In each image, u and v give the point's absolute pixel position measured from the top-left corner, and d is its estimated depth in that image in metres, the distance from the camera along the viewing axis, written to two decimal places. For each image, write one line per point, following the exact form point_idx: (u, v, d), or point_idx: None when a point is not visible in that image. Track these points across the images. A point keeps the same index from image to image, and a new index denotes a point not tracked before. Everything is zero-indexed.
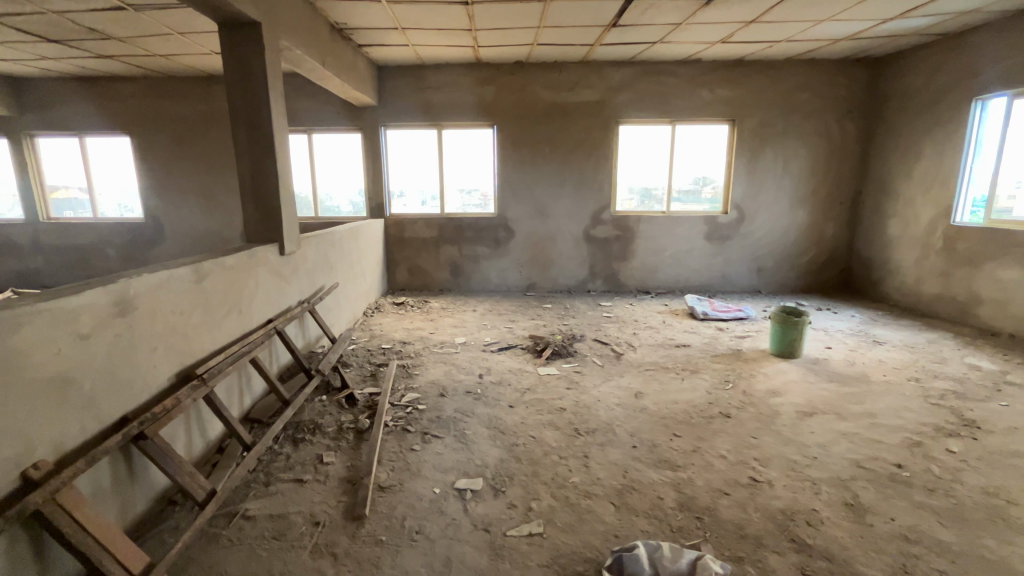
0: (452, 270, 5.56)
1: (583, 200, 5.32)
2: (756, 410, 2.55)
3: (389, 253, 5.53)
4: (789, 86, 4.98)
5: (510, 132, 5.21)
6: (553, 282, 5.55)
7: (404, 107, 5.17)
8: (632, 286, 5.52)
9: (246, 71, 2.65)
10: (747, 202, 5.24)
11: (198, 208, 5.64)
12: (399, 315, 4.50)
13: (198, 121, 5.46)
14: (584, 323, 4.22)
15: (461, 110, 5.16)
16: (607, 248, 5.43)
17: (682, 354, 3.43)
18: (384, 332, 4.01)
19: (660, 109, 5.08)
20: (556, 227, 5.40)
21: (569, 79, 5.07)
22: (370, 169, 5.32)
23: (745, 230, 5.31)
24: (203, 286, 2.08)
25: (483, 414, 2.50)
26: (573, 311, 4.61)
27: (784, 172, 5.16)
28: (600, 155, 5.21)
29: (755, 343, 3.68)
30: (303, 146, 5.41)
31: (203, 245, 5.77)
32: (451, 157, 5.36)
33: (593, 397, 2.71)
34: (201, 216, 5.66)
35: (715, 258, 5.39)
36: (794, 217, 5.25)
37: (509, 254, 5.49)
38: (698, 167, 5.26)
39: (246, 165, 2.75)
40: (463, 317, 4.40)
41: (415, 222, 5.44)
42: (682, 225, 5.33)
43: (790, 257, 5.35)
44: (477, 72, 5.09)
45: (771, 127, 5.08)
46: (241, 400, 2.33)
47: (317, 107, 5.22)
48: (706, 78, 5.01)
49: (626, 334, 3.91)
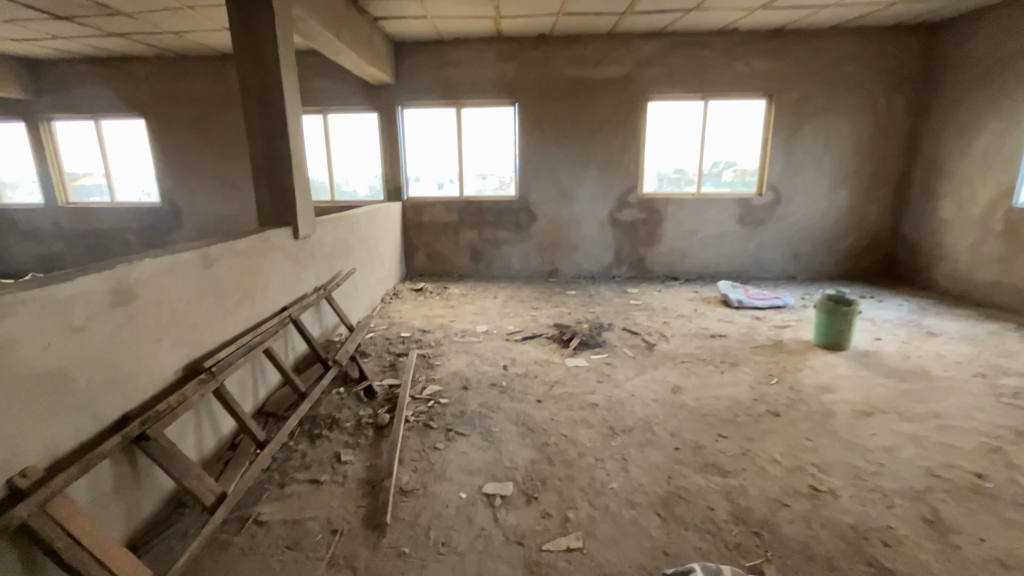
0: (472, 255, 5.38)
1: (608, 181, 5.07)
2: (807, 408, 2.33)
3: (407, 237, 5.37)
4: (834, 57, 4.63)
5: (532, 110, 4.96)
6: (576, 268, 5.34)
7: (422, 85, 4.96)
8: (659, 272, 5.28)
9: (256, 42, 2.47)
10: (784, 183, 4.93)
11: (214, 192, 5.54)
12: (418, 302, 4.35)
13: (212, 102, 5.32)
14: (611, 311, 4.02)
15: (481, 87, 4.93)
16: (633, 232, 5.18)
17: (719, 345, 3.22)
18: (401, 320, 3.86)
19: (692, 84, 4.77)
20: (579, 211, 5.17)
21: (595, 53, 4.78)
22: (387, 150, 5.14)
23: (781, 213, 5.01)
24: (213, 272, 1.93)
25: (509, 410, 2.34)
26: (599, 299, 4.41)
27: (825, 151, 4.83)
28: (627, 134, 4.94)
29: (797, 333, 3.44)
30: (319, 128, 5.24)
31: (221, 230, 5.68)
32: (470, 137, 5.14)
33: (627, 392, 2.52)
34: (217, 200, 5.57)
35: (748, 243, 5.11)
36: (835, 199, 4.93)
37: (530, 238, 5.29)
38: (733, 146, 4.95)
39: (259, 143, 2.59)
40: (484, 304, 4.23)
41: (433, 205, 5.26)
42: (713, 208, 5.05)
43: (829, 241, 5.04)
44: (498, 46, 4.83)
45: (813, 102, 4.74)
46: (256, 392, 2.21)
47: (332, 87, 5.03)
48: (743, 49, 4.68)
49: (657, 323, 3.70)
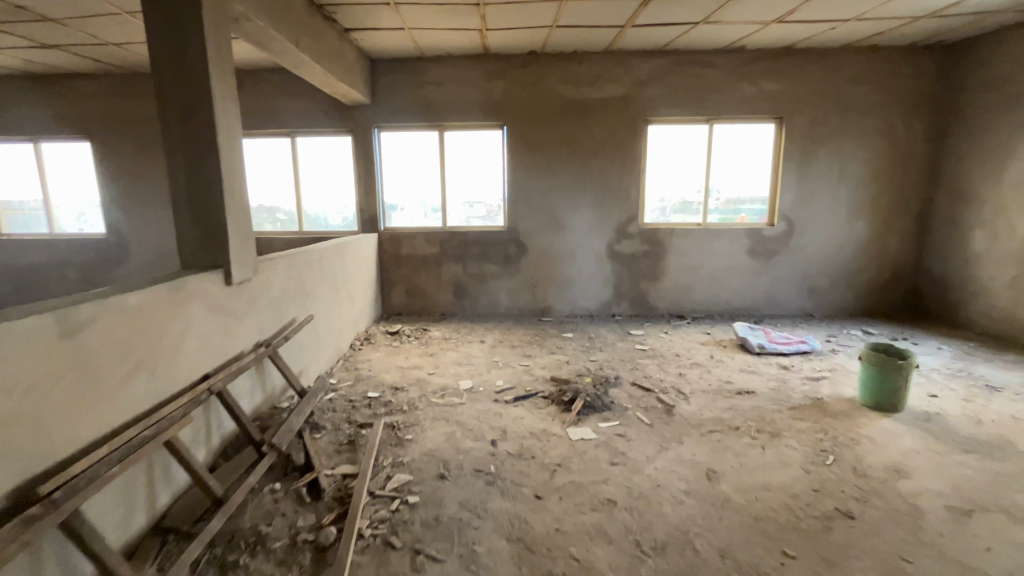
0: (456, 291, 4.84)
1: (606, 210, 4.62)
2: (885, 505, 1.81)
3: (384, 272, 4.82)
4: (847, 78, 4.29)
5: (522, 133, 4.53)
6: (571, 305, 4.81)
7: (401, 106, 4.51)
8: (663, 309, 4.77)
9: (177, 37, 1.95)
10: (797, 212, 4.53)
11: (167, 221, 4.95)
12: (393, 348, 3.78)
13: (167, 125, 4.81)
14: (616, 359, 3.48)
15: (466, 108, 4.50)
16: (634, 265, 4.70)
17: (749, 405, 2.70)
18: (370, 373, 3.27)
19: (696, 107, 4.40)
20: (575, 242, 4.69)
21: (590, 72, 4.40)
22: (362, 177, 4.65)
23: (795, 244, 4.58)
24: (82, 343, 1.37)
25: (499, 513, 1.77)
26: (600, 343, 3.88)
27: (840, 178, 4.45)
28: (626, 159, 4.52)
29: (835, 388, 2.94)
30: (286, 151, 4.73)
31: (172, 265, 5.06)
32: (454, 161, 4.67)
33: (650, 480, 1.97)
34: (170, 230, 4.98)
35: (760, 277, 4.66)
36: (852, 229, 4.53)
37: (520, 273, 4.77)
38: (741, 173, 4.55)
39: (180, 165, 2.04)
40: (469, 351, 3.68)
41: (412, 237, 4.74)
42: (721, 240, 4.61)
43: (847, 275, 4.61)
44: (484, 65, 4.43)
45: (826, 125, 4.38)
46: (152, 501, 1.60)
47: (301, 108, 4.57)
48: (750, 69, 4.33)
49: (671, 375, 3.17)
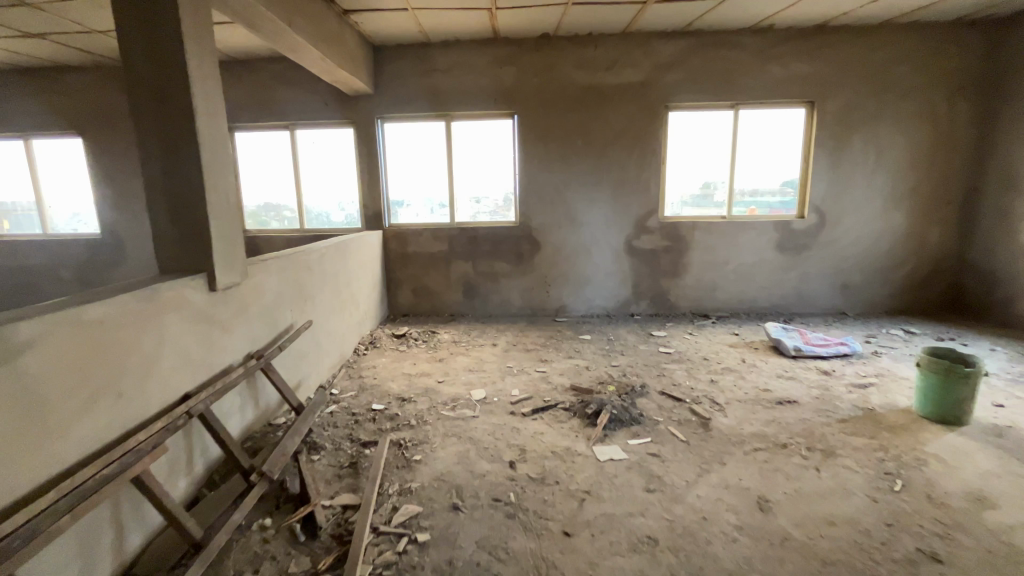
0: (466, 290, 4.59)
1: (624, 203, 4.35)
2: (976, 545, 1.54)
3: (389, 271, 4.59)
4: (886, 57, 3.98)
5: (535, 122, 4.26)
6: (587, 304, 4.55)
7: (406, 95, 4.26)
8: (685, 308, 4.50)
9: (148, 8, 1.70)
10: (829, 203, 4.23)
11: None
12: (399, 353, 3.54)
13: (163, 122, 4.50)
14: (639, 365, 3.22)
15: (475, 96, 4.24)
16: (654, 262, 4.43)
17: (794, 417, 2.43)
18: (375, 381, 3.04)
19: (720, 91, 4.11)
20: (591, 238, 4.42)
21: (607, 56, 4.12)
22: (366, 171, 4.42)
23: (826, 237, 4.29)
24: (21, 369, 1.13)
25: (524, 555, 1.52)
26: (620, 346, 3.62)
27: (876, 166, 4.15)
28: (646, 149, 4.24)
29: (886, 396, 2.67)
30: (285, 145, 4.50)
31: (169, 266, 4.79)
32: (462, 153, 4.41)
33: (695, 512, 1.72)
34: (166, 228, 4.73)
35: (789, 273, 4.37)
36: (888, 221, 4.23)
37: (533, 271, 4.52)
38: (769, 162, 4.25)
39: (155, 157, 1.80)
40: (480, 356, 3.43)
41: (419, 233, 4.50)
42: (747, 233, 4.32)
43: (883, 270, 4.31)
44: (493, 49, 4.16)
45: (861, 109, 4.07)
46: (119, 546, 1.37)
47: (301, 99, 4.34)
48: (779, 50, 4.02)
49: (702, 382, 2.91)
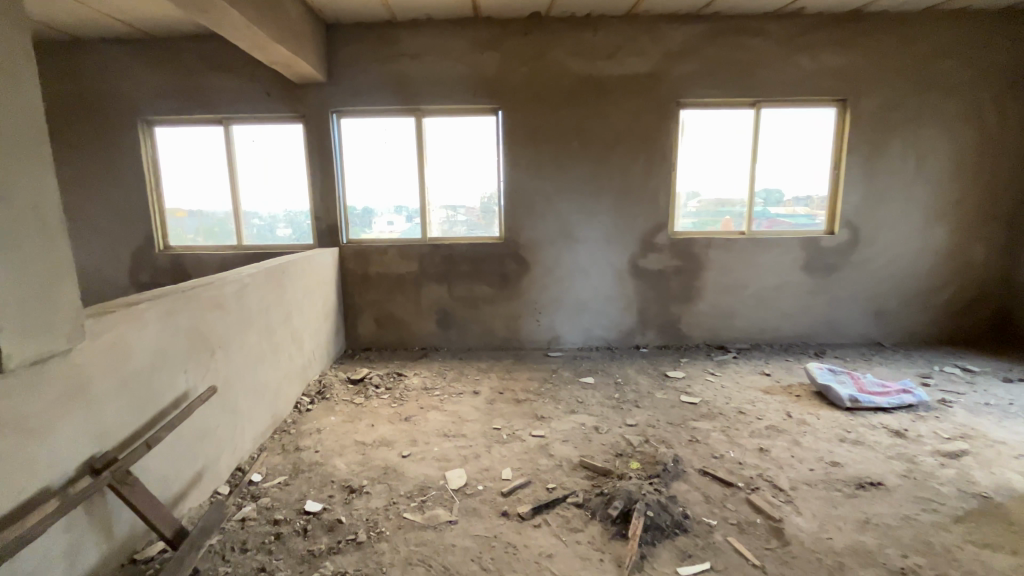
0: (440, 319, 3.84)
1: (628, 216, 3.68)
2: None
3: (348, 296, 3.80)
4: (927, 50, 3.44)
5: (522, 118, 3.57)
6: (583, 335, 3.85)
7: (366, 84, 3.53)
8: (698, 339, 3.85)
9: None
10: (862, 217, 3.67)
11: None
12: (354, 409, 2.76)
13: (56, 112, 3.56)
14: (663, 424, 2.53)
15: (451, 88, 3.53)
16: (663, 284, 3.77)
17: (894, 515, 1.77)
18: (317, 456, 2.26)
19: (740, 86, 3.50)
20: (589, 256, 3.74)
21: (608, 42, 3.47)
22: (318, 176, 3.65)
23: (859, 257, 3.71)
24: None
25: None
26: (632, 394, 2.93)
27: (915, 175, 3.61)
28: (654, 153, 3.59)
29: (994, 473, 2.03)
30: (219, 144, 3.69)
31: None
32: (435, 155, 3.69)
33: None
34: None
35: (817, 297, 3.77)
36: (928, 238, 3.68)
37: (521, 296, 3.80)
38: (793, 169, 3.67)
39: None
40: (458, 412, 2.68)
41: (384, 251, 3.74)
42: (769, 252, 3.71)
43: (921, 294, 3.75)
44: (473, 31, 3.47)
45: (900, 109, 3.52)
46: None
47: (236, 87, 3.55)
48: (807, 39, 3.45)
49: (750, 452, 2.23)
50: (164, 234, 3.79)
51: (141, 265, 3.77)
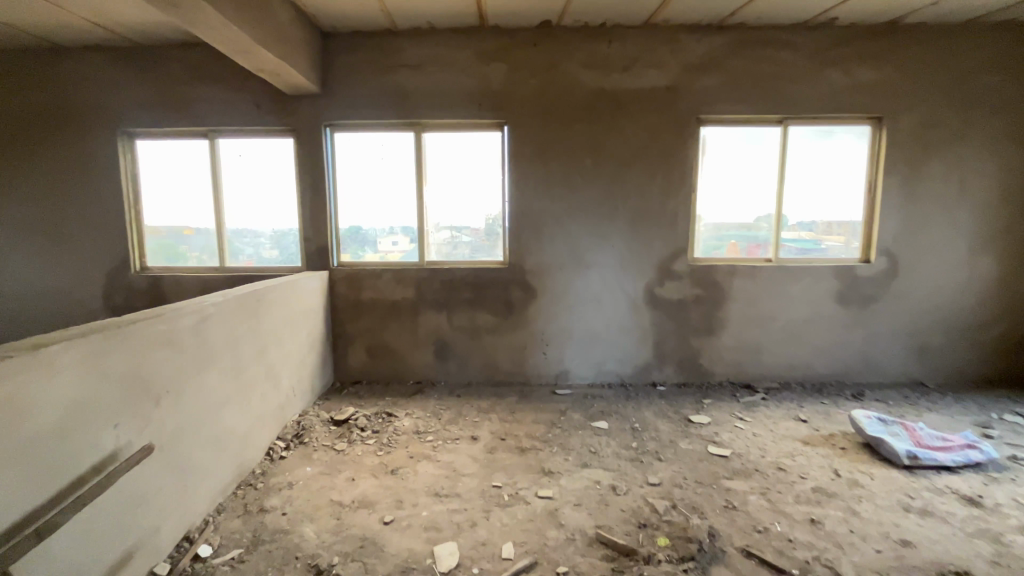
0: (438, 350, 3.51)
1: (644, 240, 3.38)
2: None
3: (337, 325, 3.49)
4: (971, 66, 3.17)
5: (530, 134, 3.30)
6: (595, 370, 3.51)
7: (363, 96, 3.28)
8: (721, 376, 3.49)
9: None
10: (901, 244, 3.34)
11: (26, 256, 3.41)
12: (333, 457, 2.41)
13: (29, 123, 3.32)
14: (691, 483, 2.16)
15: (454, 101, 3.28)
16: (682, 316, 3.44)
17: None
18: (284, 522, 1.90)
19: (766, 101, 3.23)
20: (601, 284, 3.42)
21: (623, 54, 3.22)
22: (309, 194, 3.38)
23: (899, 288, 3.38)
24: None
25: None
26: (652, 442, 2.57)
27: (959, 200, 3.29)
28: (672, 173, 3.31)
29: None
30: (203, 158, 3.44)
31: (31, 319, 3.48)
32: (435, 172, 3.42)
33: None
34: (27, 266, 3.43)
35: (852, 332, 3.43)
36: (975, 268, 3.35)
37: (526, 326, 3.47)
38: (824, 192, 3.37)
39: None
40: (453, 463, 2.33)
41: (377, 275, 3.43)
42: (799, 281, 3.38)
43: (968, 330, 3.40)
44: (478, 41, 3.23)
45: (942, 128, 3.23)
46: None
47: (223, 98, 3.30)
48: (840, 53, 3.19)
49: (799, 525, 1.86)
50: (141, 255, 3.51)
51: (114, 288, 3.47)
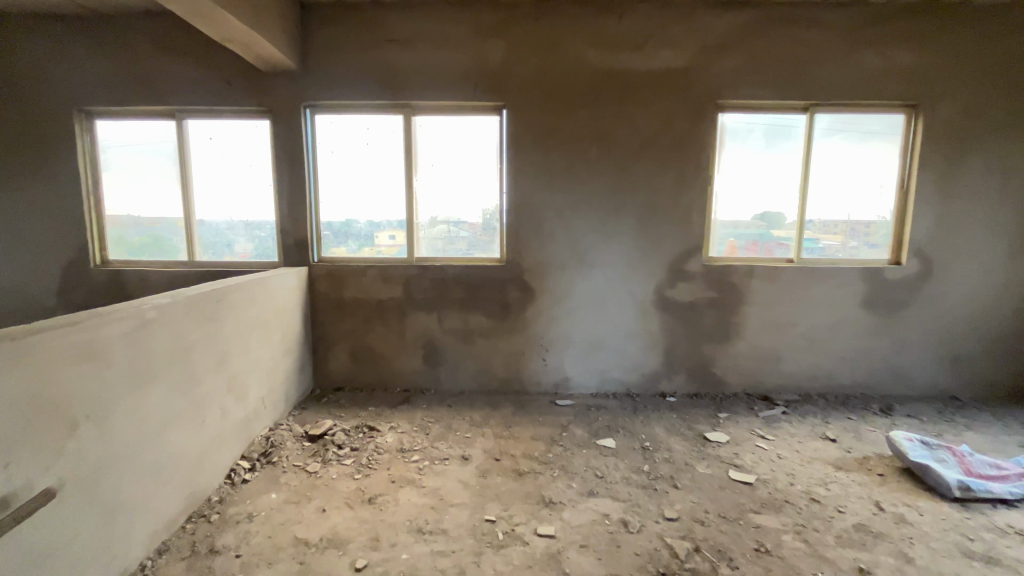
0: (427, 355, 3.21)
1: (654, 237, 3.08)
2: None
3: (317, 326, 3.18)
4: (1017, 49, 2.88)
5: (531, 118, 2.99)
6: (598, 378, 3.22)
7: (346, 75, 2.96)
8: (735, 386, 3.21)
9: None
10: (935, 245, 3.05)
11: None
12: (303, 482, 2.11)
13: None
14: (714, 518, 1.87)
15: (447, 82, 2.96)
16: (695, 321, 3.15)
17: None
18: (236, 568, 1.60)
19: (791, 86, 2.93)
20: (606, 284, 3.12)
21: (634, 31, 2.91)
22: (286, 182, 3.07)
23: (931, 293, 3.09)
24: None
25: None
26: (665, 465, 2.28)
27: (1000, 197, 3.00)
28: (687, 163, 3.01)
29: None
30: (171, 142, 3.11)
31: None
32: (426, 160, 3.11)
33: None
34: None
35: (879, 340, 3.14)
36: (1015, 272, 3.06)
37: (524, 330, 3.17)
38: (852, 187, 3.08)
39: None
40: (440, 490, 2.04)
41: (361, 273, 3.13)
42: (823, 284, 3.09)
43: (1005, 339, 3.12)
44: (474, 15, 2.91)
45: (983, 118, 2.94)
46: None
47: (191, 74, 2.97)
48: (873, 33, 2.88)
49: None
50: (102, 248, 3.19)
51: (72, 283, 3.15)
